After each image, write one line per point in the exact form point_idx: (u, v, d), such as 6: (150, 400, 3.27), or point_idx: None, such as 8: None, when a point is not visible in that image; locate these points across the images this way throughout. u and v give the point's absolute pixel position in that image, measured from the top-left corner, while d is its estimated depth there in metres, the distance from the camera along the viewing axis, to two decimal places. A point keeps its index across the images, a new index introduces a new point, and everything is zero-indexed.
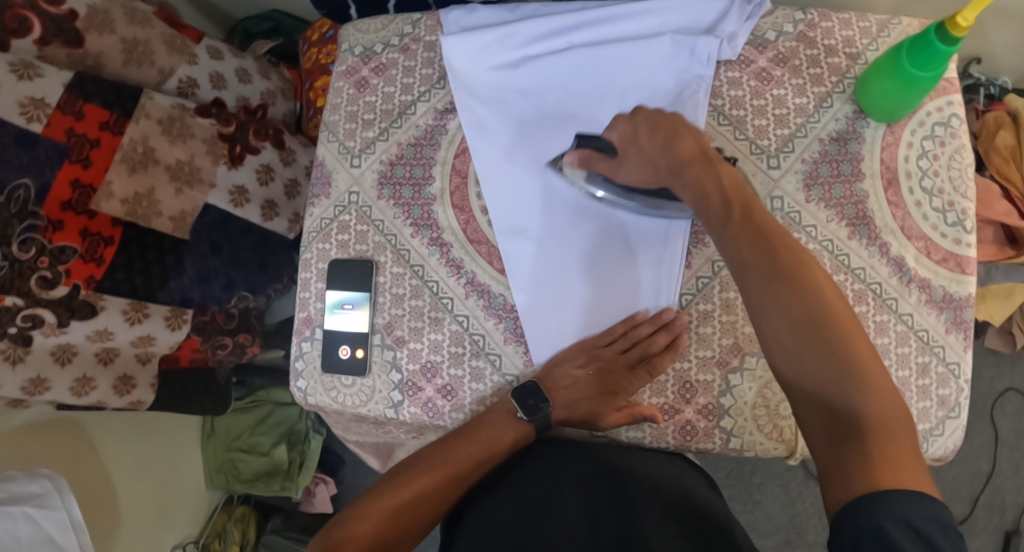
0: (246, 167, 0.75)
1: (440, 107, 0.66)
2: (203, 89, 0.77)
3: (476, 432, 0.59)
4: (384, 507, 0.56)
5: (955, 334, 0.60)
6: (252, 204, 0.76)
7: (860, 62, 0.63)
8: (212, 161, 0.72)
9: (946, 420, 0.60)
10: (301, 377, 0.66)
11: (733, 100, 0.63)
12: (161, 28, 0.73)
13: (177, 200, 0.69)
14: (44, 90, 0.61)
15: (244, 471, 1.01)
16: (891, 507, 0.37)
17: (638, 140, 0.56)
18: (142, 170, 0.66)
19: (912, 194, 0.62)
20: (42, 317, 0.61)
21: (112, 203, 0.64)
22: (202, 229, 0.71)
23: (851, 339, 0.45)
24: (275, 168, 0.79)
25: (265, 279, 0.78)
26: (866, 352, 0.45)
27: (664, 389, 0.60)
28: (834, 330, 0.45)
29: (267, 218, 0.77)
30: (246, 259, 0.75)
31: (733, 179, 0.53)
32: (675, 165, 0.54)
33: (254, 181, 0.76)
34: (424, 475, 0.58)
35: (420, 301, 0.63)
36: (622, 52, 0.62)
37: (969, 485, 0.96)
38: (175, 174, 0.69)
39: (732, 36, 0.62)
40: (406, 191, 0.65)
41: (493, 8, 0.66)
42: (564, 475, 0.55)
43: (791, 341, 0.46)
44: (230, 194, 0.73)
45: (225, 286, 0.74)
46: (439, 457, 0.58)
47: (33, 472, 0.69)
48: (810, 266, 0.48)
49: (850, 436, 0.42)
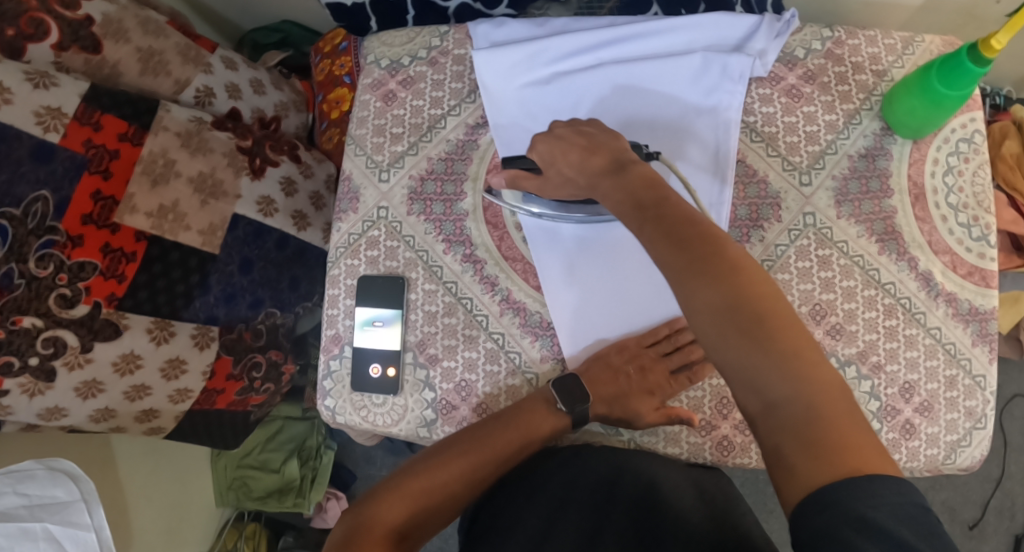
0: (268, 179, 0.73)
1: (470, 122, 0.66)
2: (221, 98, 0.75)
3: (519, 421, 0.57)
4: (412, 489, 0.54)
5: (981, 347, 0.61)
6: (282, 214, 0.74)
7: (887, 79, 0.64)
8: (234, 173, 0.70)
9: (974, 431, 0.61)
10: (329, 395, 0.64)
11: (764, 116, 0.64)
12: (177, 38, 0.72)
13: (204, 212, 0.67)
14: (61, 100, 0.58)
15: (256, 488, 1.00)
16: (846, 505, 0.34)
17: (556, 163, 0.53)
18: (164, 182, 0.64)
19: (938, 209, 0.62)
20: (64, 342, 0.58)
21: (137, 217, 0.62)
22: (234, 242, 0.70)
23: (769, 304, 0.40)
24: (297, 180, 0.77)
25: (293, 298, 0.78)
26: (790, 326, 0.40)
27: (701, 405, 0.60)
28: (762, 308, 0.40)
29: (301, 227, 0.77)
30: (275, 277, 0.75)
31: (651, 177, 0.48)
32: (593, 182, 0.50)
33: (280, 193, 0.74)
34: (455, 457, 0.56)
35: (453, 318, 0.63)
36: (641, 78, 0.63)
37: (980, 490, 0.99)
38: (199, 187, 0.67)
39: (762, 53, 0.63)
40: (438, 207, 0.65)
41: (522, 22, 0.66)
42: (580, 475, 0.56)
43: (711, 327, 0.40)
44: (258, 204, 0.72)
45: (252, 304, 0.73)
46: (473, 442, 0.57)
47: (55, 470, 0.66)
48: (706, 235, 0.42)
49: (789, 426, 0.38)
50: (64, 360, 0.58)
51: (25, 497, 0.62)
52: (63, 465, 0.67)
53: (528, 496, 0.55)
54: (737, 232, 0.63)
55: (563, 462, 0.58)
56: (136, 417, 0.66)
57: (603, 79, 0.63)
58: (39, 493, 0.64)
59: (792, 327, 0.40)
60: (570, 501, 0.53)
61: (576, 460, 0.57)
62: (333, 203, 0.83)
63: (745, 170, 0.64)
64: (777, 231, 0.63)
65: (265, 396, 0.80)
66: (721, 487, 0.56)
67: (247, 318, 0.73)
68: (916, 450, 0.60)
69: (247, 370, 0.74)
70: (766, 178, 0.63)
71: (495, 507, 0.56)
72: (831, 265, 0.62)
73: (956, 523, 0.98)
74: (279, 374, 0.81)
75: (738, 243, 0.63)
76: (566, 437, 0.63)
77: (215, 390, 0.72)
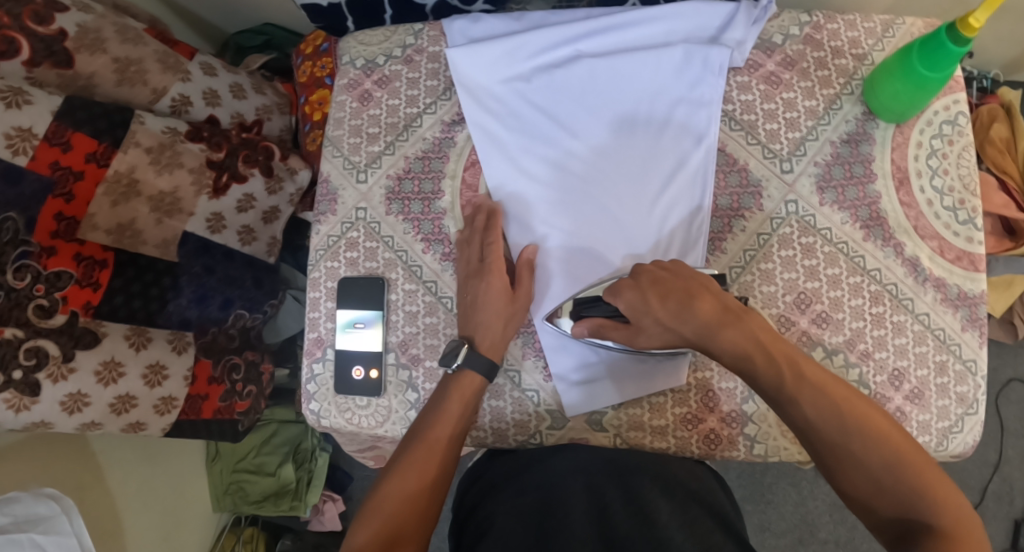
0: (229, 196, 0.72)
1: (447, 119, 0.65)
2: (197, 106, 0.74)
3: (452, 391, 0.58)
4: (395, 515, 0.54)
5: (971, 331, 0.60)
6: (229, 230, 0.74)
7: (867, 63, 0.63)
8: (195, 192, 0.69)
9: (965, 417, 0.60)
10: (313, 399, 0.64)
11: (744, 105, 0.63)
12: (155, 46, 0.71)
13: (158, 229, 0.67)
14: (33, 119, 0.59)
15: (252, 492, 1.00)
16: None
17: (652, 312, 0.52)
18: (125, 202, 0.64)
19: (923, 194, 0.62)
20: (46, 352, 0.57)
21: (97, 234, 0.63)
22: (190, 254, 0.70)
23: (905, 450, 0.47)
24: (258, 197, 0.75)
25: (262, 296, 0.79)
26: (921, 458, 0.47)
27: (687, 399, 0.59)
28: (897, 450, 0.47)
29: (244, 242, 0.76)
30: (240, 276, 0.75)
31: (765, 326, 0.50)
32: (705, 332, 0.50)
33: (233, 209, 0.73)
34: (417, 469, 0.55)
35: (434, 318, 0.62)
36: (638, 154, 0.62)
37: (977, 475, 0.98)
38: (156, 205, 0.67)
39: (739, 42, 0.62)
40: (416, 206, 0.64)
41: (498, 17, 0.65)
42: (574, 473, 0.55)
43: (856, 478, 0.47)
44: (208, 221, 0.71)
45: (223, 305, 0.74)
46: (426, 450, 0.56)
47: (38, 493, 0.66)
48: (829, 383, 0.49)
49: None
50: (48, 372, 0.57)
51: (9, 514, 0.62)
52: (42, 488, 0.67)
53: (523, 505, 0.53)
54: (719, 221, 0.62)
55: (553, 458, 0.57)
56: (122, 429, 0.66)
57: (592, 145, 0.62)
58: (23, 508, 0.63)
59: (908, 449, 0.47)
60: (561, 501, 0.52)
61: (568, 457, 0.56)
62: (287, 216, 0.82)
63: (726, 159, 0.63)
64: (759, 220, 0.62)
65: (249, 401, 0.80)
66: (698, 477, 0.57)
67: (220, 321, 0.74)
68: None
69: (227, 371, 0.76)
70: (748, 166, 0.62)
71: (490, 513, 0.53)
72: (815, 253, 0.61)
73: None
74: (259, 373, 0.82)
75: (721, 233, 0.62)
76: (550, 434, 0.61)
77: (200, 395, 0.73)
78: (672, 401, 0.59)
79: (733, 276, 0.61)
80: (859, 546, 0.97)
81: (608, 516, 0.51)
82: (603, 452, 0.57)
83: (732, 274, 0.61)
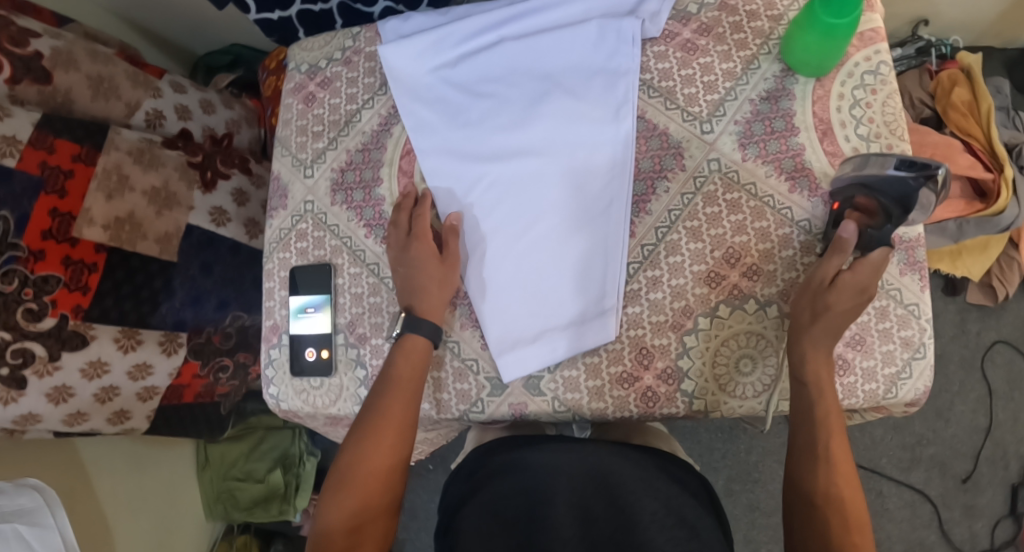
0: (219, 190, 0.84)
1: (384, 113, 0.69)
2: (170, 120, 0.83)
3: (400, 355, 0.60)
4: (360, 485, 0.57)
5: (910, 276, 0.59)
6: (234, 223, 0.85)
7: (783, 23, 0.65)
8: (187, 185, 0.80)
9: (913, 362, 0.59)
10: (272, 384, 0.67)
11: (661, 72, 0.65)
12: (125, 66, 0.79)
13: (159, 221, 0.76)
14: (16, 128, 0.66)
15: (242, 498, 1.03)
16: None
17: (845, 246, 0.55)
18: (119, 196, 0.73)
19: (849, 142, 0.62)
20: (32, 352, 0.65)
21: (94, 229, 0.70)
22: (191, 249, 0.80)
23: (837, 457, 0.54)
24: (246, 190, 0.88)
25: (257, 296, 0.88)
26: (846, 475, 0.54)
27: (621, 358, 0.61)
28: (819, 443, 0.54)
29: (251, 234, 0.87)
30: (239, 278, 0.85)
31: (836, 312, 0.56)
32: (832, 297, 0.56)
33: (231, 203, 0.85)
34: (378, 438, 0.58)
35: (377, 297, 0.65)
36: (557, 111, 0.64)
37: (969, 442, 1.00)
38: (152, 198, 0.76)
39: (654, 15, 0.64)
40: (358, 194, 0.68)
41: (426, 14, 0.69)
42: (554, 473, 0.55)
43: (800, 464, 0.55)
44: (211, 214, 0.82)
45: (218, 306, 0.82)
46: (374, 429, 0.58)
47: (21, 484, 0.70)
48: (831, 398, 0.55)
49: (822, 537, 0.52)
50: (33, 369, 0.66)
51: None
52: (27, 479, 0.71)
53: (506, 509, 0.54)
54: (641, 185, 0.63)
55: (525, 463, 0.57)
56: (108, 419, 0.74)
57: (516, 122, 0.65)
58: (7, 501, 0.67)
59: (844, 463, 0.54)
60: (547, 506, 0.53)
61: (547, 454, 0.57)
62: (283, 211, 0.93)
63: (646, 125, 0.64)
64: (682, 180, 0.63)
65: (231, 387, 0.88)
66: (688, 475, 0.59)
67: (216, 320, 0.83)
68: (852, 386, 0.59)
69: (213, 370, 0.84)
70: (667, 130, 0.64)
71: (460, 525, 0.55)
72: (740, 209, 0.62)
73: (949, 477, 0.99)
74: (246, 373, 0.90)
75: (644, 196, 0.63)
76: (490, 401, 0.62)
77: (181, 384, 0.81)
78: (607, 361, 0.61)
79: (660, 236, 0.62)
80: None
81: (591, 517, 0.52)
82: (588, 461, 0.56)
83: (660, 233, 0.62)
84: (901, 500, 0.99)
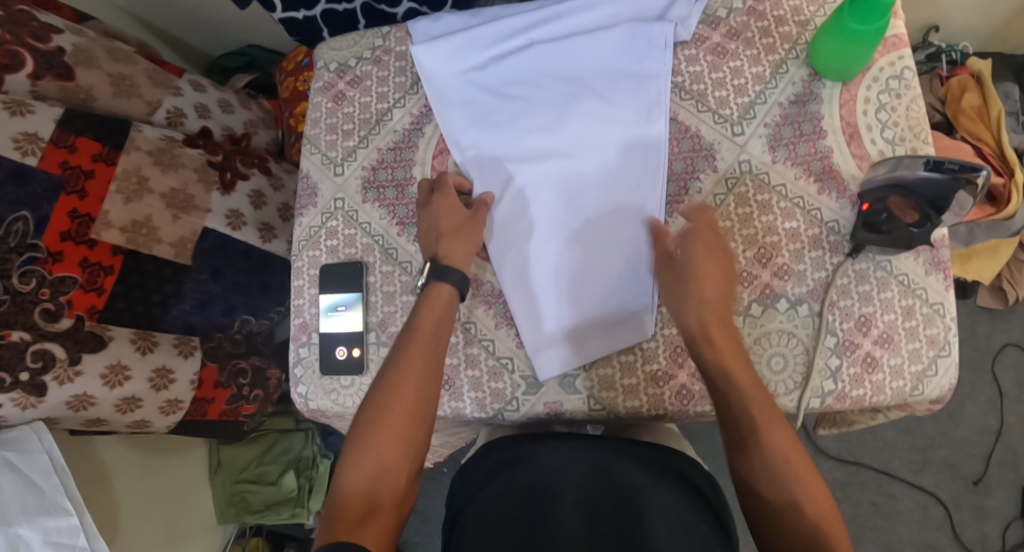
0: (238, 192, 0.81)
1: (416, 112, 0.69)
2: (190, 118, 0.82)
3: (423, 308, 0.60)
4: (382, 439, 0.54)
5: (935, 275, 0.61)
6: (249, 227, 0.81)
7: (810, 28, 0.66)
8: (205, 188, 0.78)
9: (938, 360, 0.60)
10: (301, 383, 0.66)
11: (692, 75, 0.66)
12: (145, 65, 0.79)
13: (175, 225, 0.75)
14: (38, 126, 0.66)
15: (254, 501, 1.02)
16: None
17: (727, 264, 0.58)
18: (137, 199, 0.72)
19: (875, 145, 0.63)
20: (52, 354, 0.64)
21: (112, 232, 0.70)
22: (201, 255, 0.77)
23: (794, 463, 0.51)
24: (265, 192, 0.85)
25: (266, 303, 0.85)
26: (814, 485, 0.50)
27: (656, 356, 0.61)
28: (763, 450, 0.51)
29: (266, 240, 0.83)
30: (246, 283, 0.82)
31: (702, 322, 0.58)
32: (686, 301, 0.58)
33: (247, 206, 0.82)
34: (400, 392, 0.56)
35: (409, 296, 0.65)
36: (588, 111, 0.64)
37: (979, 443, 1.02)
38: (170, 202, 0.75)
39: (684, 19, 0.65)
40: (389, 192, 0.68)
41: (456, 15, 0.70)
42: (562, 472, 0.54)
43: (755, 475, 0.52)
44: (227, 218, 0.79)
45: (225, 310, 0.80)
46: (398, 378, 0.56)
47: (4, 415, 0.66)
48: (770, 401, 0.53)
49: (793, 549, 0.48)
50: (54, 375, 0.64)
51: None
52: None
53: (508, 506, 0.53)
54: (675, 186, 0.64)
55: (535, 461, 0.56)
56: (127, 426, 0.73)
57: (546, 122, 0.65)
58: None
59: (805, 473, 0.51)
60: (548, 504, 0.52)
61: (554, 453, 0.56)
62: None
63: (677, 127, 0.65)
64: (714, 181, 0.64)
65: (255, 405, 0.87)
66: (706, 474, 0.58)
67: (223, 326, 0.81)
68: (881, 384, 0.60)
69: (233, 376, 0.82)
70: (698, 132, 0.65)
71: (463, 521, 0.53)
72: (772, 209, 0.63)
73: (959, 478, 1.01)
74: (267, 380, 0.88)
75: (677, 197, 0.64)
76: (525, 400, 0.63)
77: (205, 399, 0.80)
78: (641, 359, 0.62)
79: None
80: (865, 523, 1.01)
81: (595, 516, 0.51)
82: (595, 460, 0.55)
83: None
84: (913, 502, 1.01)
